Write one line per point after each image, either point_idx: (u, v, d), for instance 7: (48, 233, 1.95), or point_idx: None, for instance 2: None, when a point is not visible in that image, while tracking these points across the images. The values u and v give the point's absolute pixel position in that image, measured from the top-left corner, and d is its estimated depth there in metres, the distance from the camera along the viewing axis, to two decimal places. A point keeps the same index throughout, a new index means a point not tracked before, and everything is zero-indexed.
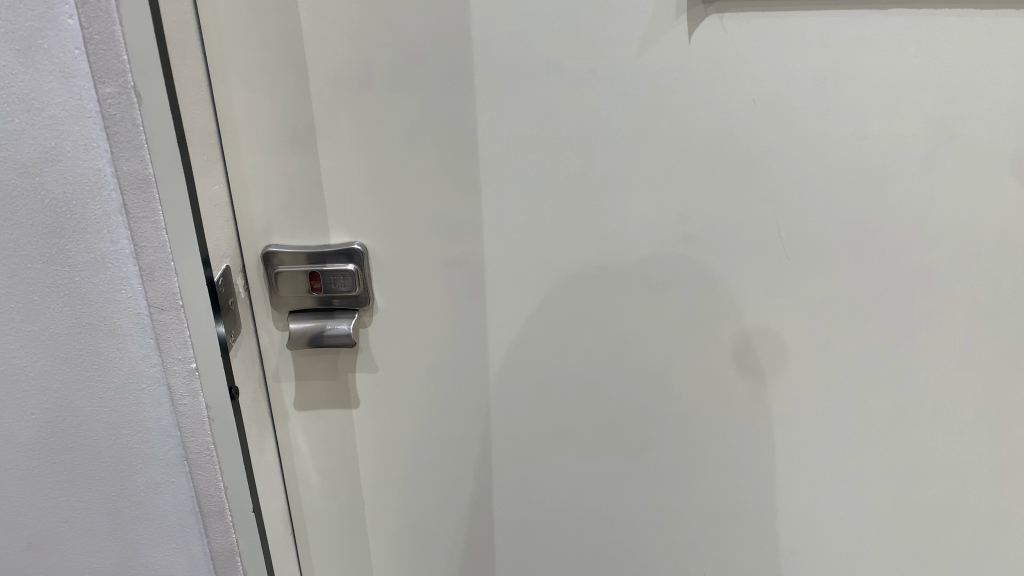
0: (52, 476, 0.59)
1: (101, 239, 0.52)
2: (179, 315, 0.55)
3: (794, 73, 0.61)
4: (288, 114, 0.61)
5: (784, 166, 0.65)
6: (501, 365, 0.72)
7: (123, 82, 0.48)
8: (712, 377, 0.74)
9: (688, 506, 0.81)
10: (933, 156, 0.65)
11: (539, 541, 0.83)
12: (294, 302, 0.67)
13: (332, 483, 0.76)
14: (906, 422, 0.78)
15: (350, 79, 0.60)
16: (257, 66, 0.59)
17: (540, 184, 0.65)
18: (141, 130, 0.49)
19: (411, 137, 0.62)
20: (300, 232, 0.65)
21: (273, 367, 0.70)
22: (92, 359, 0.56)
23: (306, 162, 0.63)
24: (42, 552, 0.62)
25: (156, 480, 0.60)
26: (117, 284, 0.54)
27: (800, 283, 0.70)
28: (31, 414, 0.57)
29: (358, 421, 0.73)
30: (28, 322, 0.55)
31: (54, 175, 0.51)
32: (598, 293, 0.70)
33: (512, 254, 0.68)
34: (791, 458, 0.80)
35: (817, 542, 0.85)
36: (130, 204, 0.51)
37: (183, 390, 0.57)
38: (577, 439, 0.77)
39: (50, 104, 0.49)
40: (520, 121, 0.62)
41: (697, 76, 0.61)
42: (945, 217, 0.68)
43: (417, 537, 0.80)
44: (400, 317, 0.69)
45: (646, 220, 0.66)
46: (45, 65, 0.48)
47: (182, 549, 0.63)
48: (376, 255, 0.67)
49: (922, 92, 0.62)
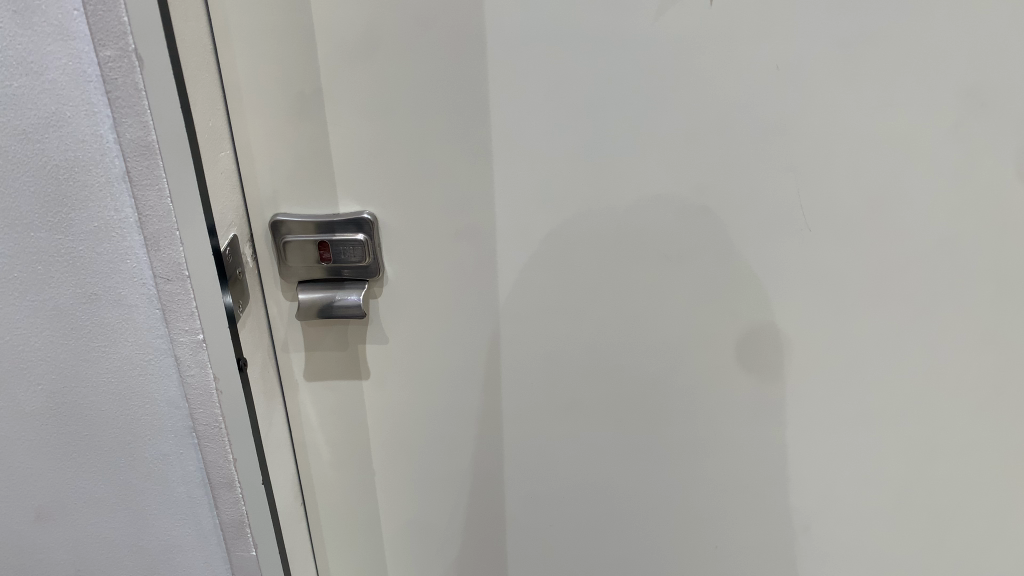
0: (61, 445, 0.59)
1: (104, 207, 0.50)
2: (185, 285, 0.52)
3: (821, 37, 0.57)
4: (296, 79, 0.59)
5: (809, 136, 0.61)
6: (512, 335, 0.71)
7: (123, 45, 0.45)
8: (728, 352, 0.72)
9: (698, 479, 0.80)
10: (968, 127, 0.61)
11: (547, 508, 0.83)
12: (303, 272, 0.66)
13: (344, 447, 0.77)
14: (933, 403, 0.75)
15: (359, 43, 0.57)
16: (264, 30, 0.57)
17: (551, 153, 0.62)
18: (143, 96, 0.46)
19: (421, 104, 0.60)
20: (308, 201, 0.64)
21: (283, 337, 0.70)
22: (99, 330, 0.54)
23: (315, 128, 0.61)
24: (52, 521, 0.62)
25: (164, 451, 0.59)
26: (121, 254, 0.51)
27: (822, 259, 0.67)
28: (39, 385, 0.56)
29: (368, 389, 0.74)
30: (32, 292, 0.53)
31: (54, 142, 0.48)
32: (612, 266, 0.67)
33: (523, 224, 0.65)
34: (808, 436, 0.77)
35: (830, 519, 0.83)
36: (133, 171, 0.48)
37: (193, 363, 0.55)
38: (589, 411, 0.76)
39: (49, 68, 0.46)
40: (532, 88, 0.59)
41: (718, 40, 0.57)
42: (980, 193, 0.64)
43: (427, 500, 0.81)
44: (409, 287, 0.68)
45: (661, 192, 0.64)
46: (42, 27, 0.45)
47: (191, 519, 0.63)
48: (385, 224, 0.65)
49: (958, 61, 0.59)
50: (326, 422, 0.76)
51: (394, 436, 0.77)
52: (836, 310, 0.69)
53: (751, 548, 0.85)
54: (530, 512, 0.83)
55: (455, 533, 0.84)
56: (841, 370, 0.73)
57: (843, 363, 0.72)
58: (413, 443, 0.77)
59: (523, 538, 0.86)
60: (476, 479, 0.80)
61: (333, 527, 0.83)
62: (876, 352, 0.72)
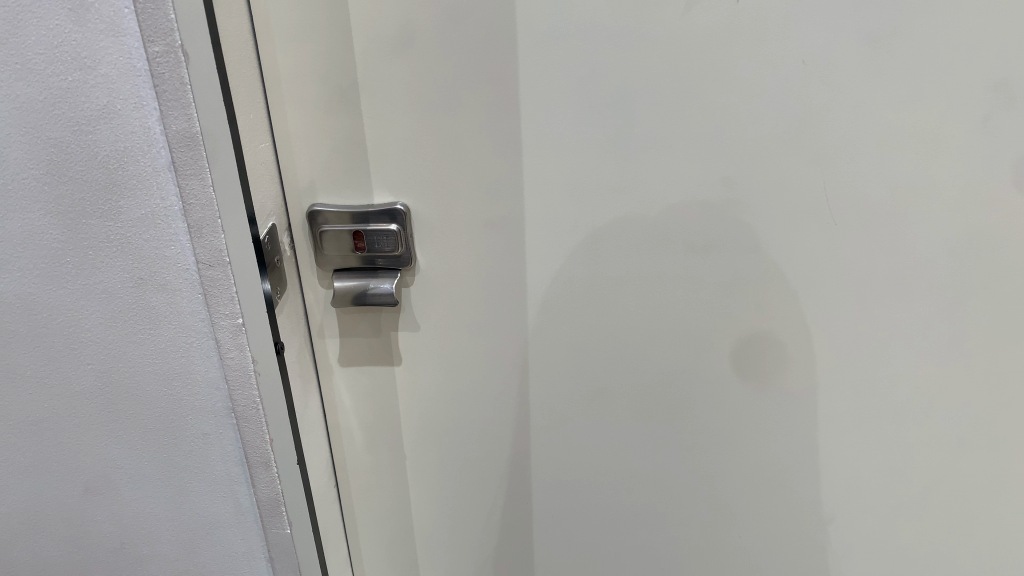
0: (108, 422, 0.62)
1: (151, 196, 0.52)
2: (225, 271, 0.54)
3: (848, 33, 0.58)
4: (332, 73, 0.61)
5: (836, 128, 0.62)
6: (540, 325, 0.73)
7: (170, 41, 0.47)
8: (753, 342, 0.72)
9: (723, 468, 0.81)
10: (997, 119, 0.61)
11: (574, 496, 0.84)
12: (338, 261, 0.68)
13: (376, 431, 0.80)
14: (960, 396, 0.75)
15: (393, 39, 0.59)
16: (302, 26, 0.59)
17: (579, 145, 0.63)
18: (188, 89, 0.48)
19: (452, 96, 0.62)
20: (345, 192, 0.66)
21: (318, 324, 0.73)
22: (145, 314, 0.57)
23: (350, 120, 0.63)
24: (100, 495, 0.65)
25: (204, 431, 0.62)
26: (166, 241, 0.54)
27: (848, 251, 0.67)
28: (88, 364, 0.59)
29: (400, 376, 0.76)
30: (83, 276, 0.56)
31: (105, 133, 0.50)
32: (637, 256, 0.68)
33: (550, 216, 0.67)
34: (833, 428, 0.78)
35: (857, 512, 0.83)
36: (178, 162, 0.51)
37: (232, 346, 0.58)
38: (615, 399, 0.77)
39: (101, 63, 0.48)
40: (561, 82, 0.61)
41: (746, 33, 0.58)
42: (1006, 183, 0.64)
43: (456, 485, 0.83)
44: (440, 277, 0.70)
45: (687, 184, 0.65)
46: (95, 24, 0.47)
47: (229, 497, 0.66)
48: (417, 215, 0.67)
49: (988, 54, 0.59)
50: (358, 407, 0.78)
51: (424, 422, 0.79)
52: (861, 302, 0.70)
53: (777, 540, 0.86)
54: (555, 499, 0.85)
55: (482, 519, 0.86)
56: (867, 363, 0.73)
57: (869, 354, 0.73)
58: (443, 429, 0.79)
59: (550, 526, 0.87)
60: (504, 466, 0.82)
61: (365, 510, 0.86)
62: (902, 345, 0.72)
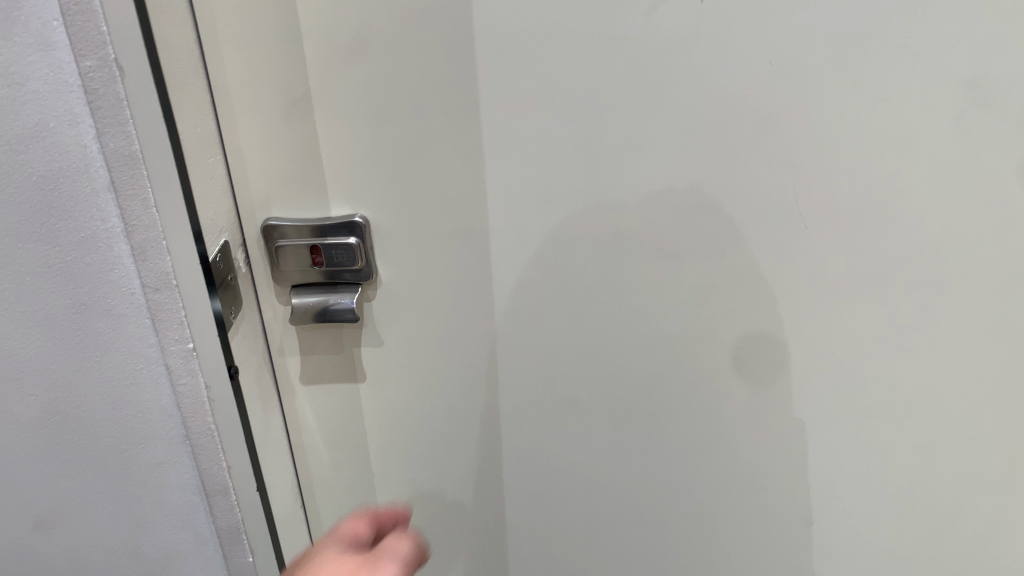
0: (57, 453, 0.59)
1: (91, 218, 0.49)
2: (173, 294, 0.52)
3: (817, 32, 0.56)
4: (284, 82, 0.58)
5: (807, 130, 0.60)
6: (509, 334, 0.71)
7: (103, 55, 0.44)
8: (727, 348, 0.71)
9: (699, 473, 0.79)
10: (968, 118, 0.60)
11: (548, 505, 0.82)
12: (297, 276, 0.66)
13: (342, 448, 0.77)
14: (936, 396, 0.74)
15: (347, 46, 0.57)
16: (250, 34, 0.56)
17: (543, 151, 0.61)
18: (125, 106, 0.45)
19: (411, 103, 0.59)
20: (302, 205, 0.63)
21: (279, 340, 0.70)
22: (91, 340, 0.54)
23: (303, 131, 0.60)
24: (52, 528, 0.62)
25: (160, 458, 0.59)
26: (109, 264, 0.51)
27: (821, 252, 0.66)
28: (32, 395, 0.56)
29: (365, 391, 0.74)
30: (22, 304, 0.53)
31: (38, 153, 0.47)
32: (606, 263, 0.67)
33: (515, 224, 0.65)
34: (809, 430, 0.76)
35: (835, 512, 0.82)
36: (117, 182, 0.48)
37: (184, 371, 0.55)
38: (587, 407, 0.75)
39: (31, 79, 0.45)
40: (523, 88, 0.59)
41: (714, 35, 0.56)
42: (979, 184, 0.63)
43: (427, 500, 0.81)
44: (404, 290, 0.68)
45: (656, 189, 0.63)
46: (23, 38, 0.44)
47: (188, 525, 0.63)
48: (377, 226, 0.65)
49: (959, 52, 0.57)
50: (324, 425, 0.76)
51: (393, 437, 0.77)
52: (835, 303, 0.68)
53: (755, 543, 0.84)
54: (530, 509, 0.83)
55: (455, 531, 0.84)
56: (842, 366, 0.72)
57: (845, 356, 0.71)
58: (412, 444, 0.77)
59: (525, 537, 0.85)
60: (476, 478, 0.80)
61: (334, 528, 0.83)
62: (876, 346, 0.71)
